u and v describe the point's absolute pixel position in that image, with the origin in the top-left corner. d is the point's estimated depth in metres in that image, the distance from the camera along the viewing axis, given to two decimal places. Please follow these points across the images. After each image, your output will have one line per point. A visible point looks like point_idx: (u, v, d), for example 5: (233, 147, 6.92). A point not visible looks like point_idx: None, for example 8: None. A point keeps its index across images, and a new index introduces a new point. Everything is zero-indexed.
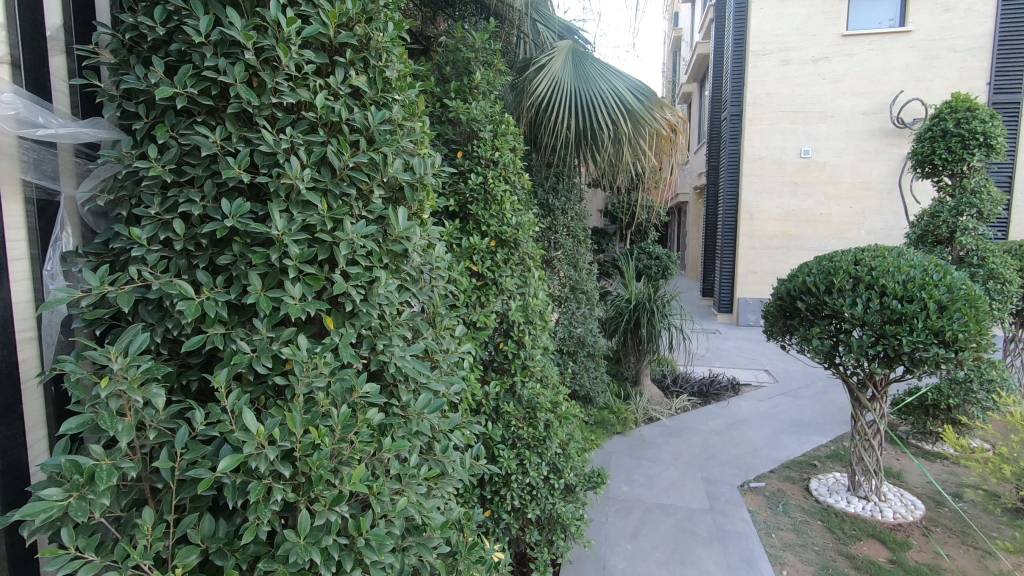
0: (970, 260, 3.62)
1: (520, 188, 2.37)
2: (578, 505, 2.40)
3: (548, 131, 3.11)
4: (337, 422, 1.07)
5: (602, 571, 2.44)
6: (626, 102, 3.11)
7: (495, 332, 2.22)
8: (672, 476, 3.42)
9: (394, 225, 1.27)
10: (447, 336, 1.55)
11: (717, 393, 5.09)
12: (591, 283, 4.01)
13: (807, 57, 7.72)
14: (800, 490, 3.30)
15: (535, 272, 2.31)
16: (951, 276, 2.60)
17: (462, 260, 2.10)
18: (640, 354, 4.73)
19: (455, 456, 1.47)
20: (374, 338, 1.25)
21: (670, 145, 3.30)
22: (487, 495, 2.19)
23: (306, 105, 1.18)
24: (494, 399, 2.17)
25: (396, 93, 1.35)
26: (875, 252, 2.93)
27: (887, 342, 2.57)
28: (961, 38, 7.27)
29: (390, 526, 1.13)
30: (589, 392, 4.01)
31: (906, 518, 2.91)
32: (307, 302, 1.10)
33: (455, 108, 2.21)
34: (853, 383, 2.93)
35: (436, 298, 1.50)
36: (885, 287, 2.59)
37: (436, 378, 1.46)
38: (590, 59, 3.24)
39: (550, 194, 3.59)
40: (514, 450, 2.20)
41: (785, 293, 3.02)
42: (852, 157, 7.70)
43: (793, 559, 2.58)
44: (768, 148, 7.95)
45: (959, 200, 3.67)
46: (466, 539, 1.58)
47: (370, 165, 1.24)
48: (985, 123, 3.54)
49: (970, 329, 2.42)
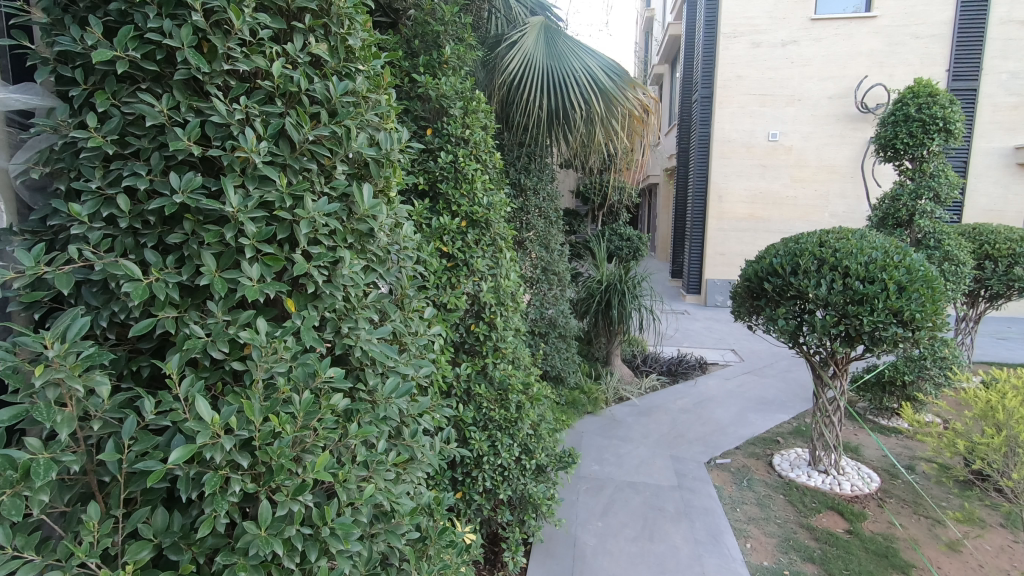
0: (927, 242, 3.73)
1: (491, 168, 2.32)
2: (549, 485, 2.41)
3: (521, 110, 3.05)
4: (299, 408, 1.03)
5: (574, 548, 2.46)
6: (599, 81, 3.07)
7: (466, 314, 2.19)
8: (641, 454, 3.48)
9: (359, 204, 1.22)
10: (415, 319, 1.51)
11: (685, 372, 5.19)
12: (563, 264, 3.99)
13: (776, 40, 7.78)
14: (764, 465, 3.39)
15: (507, 253, 2.26)
16: (910, 258, 2.67)
17: (432, 240, 2.05)
18: (611, 334, 4.76)
19: (425, 440, 1.44)
20: (339, 320, 1.20)
21: (642, 126, 3.28)
22: (459, 477, 2.17)
23: (263, 74, 1.11)
24: (465, 380, 2.15)
25: (360, 64, 1.29)
26: (839, 234, 2.98)
27: (848, 322, 2.63)
28: (924, 24, 7.42)
29: (357, 514, 1.11)
30: (560, 372, 4.02)
31: (863, 490, 3.03)
32: (265, 283, 1.04)
33: (424, 83, 2.13)
34: (815, 362, 3.00)
35: (405, 279, 1.45)
36: (848, 268, 2.65)
37: (405, 361, 1.42)
38: (562, 35, 3.17)
39: (522, 173, 3.54)
40: (486, 432, 2.19)
41: (752, 274, 3.06)
42: (818, 141, 7.84)
43: (756, 532, 2.65)
44: (737, 131, 8.03)
45: (918, 183, 3.76)
46: (436, 523, 1.56)
47: (332, 139, 1.18)
48: (945, 108, 3.62)
49: (927, 309, 2.50)
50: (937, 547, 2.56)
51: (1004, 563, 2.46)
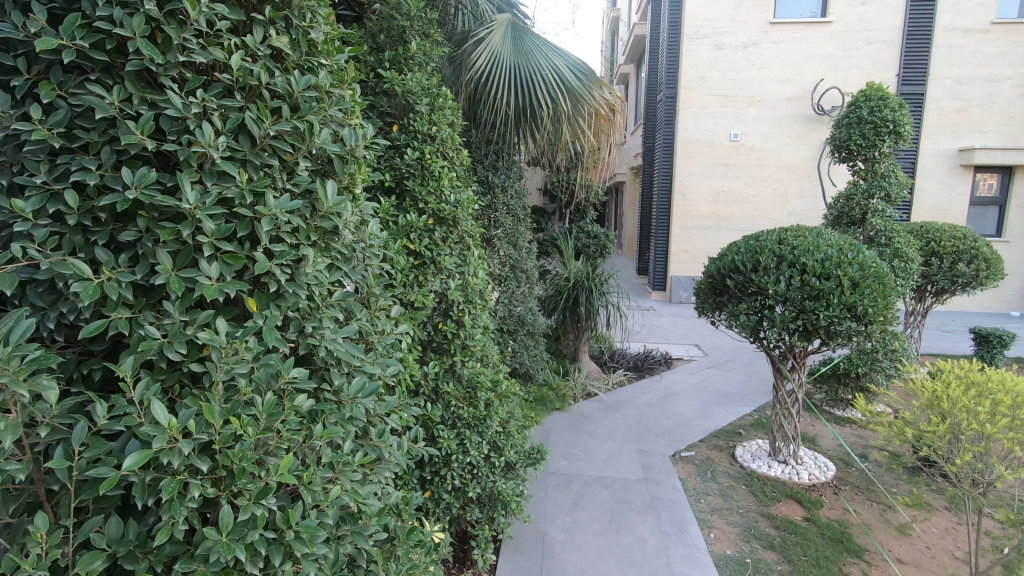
0: (879, 239, 3.89)
1: (458, 165, 2.31)
2: (518, 481, 2.42)
3: (488, 107, 3.05)
4: (261, 410, 1.01)
5: (543, 543, 2.48)
6: (566, 80, 3.08)
7: (433, 312, 2.17)
8: (609, 449, 3.52)
9: (323, 200, 1.20)
10: (382, 318, 1.49)
11: (651, 367, 5.28)
12: (530, 262, 4.01)
13: (737, 43, 7.98)
14: (727, 457, 3.48)
15: (475, 251, 2.26)
16: (863, 255, 2.78)
17: (399, 238, 2.02)
18: (579, 331, 4.81)
19: (392, 440, 1.43)
20: (303, 320, 1.18)
21: (608, 125, 3.31)
22: (427, 476, 2.16)
23: (221, 67, 1.08)
24: (433, 379, 2.14)
25: (323, 58, 1.27)
26: (797, 232, 3.08)
27: (806, 317, 2.72)
28: (876, 30, 7.71)
29: (323, 517, 1.09)
30: (529, 369, 4.03)
31: (820, 479, 3.14)
32: (225, 282, 1.02)
33: (389, 79, 2.10)
34: (775, 355, 3.10)
35: (371, 277, 1.43)
36: (805, 265, 2.74)
37: (371, 361, 1.40)
38: (529, 33, 3.17)
39: (489, 171, 3.54)
40: (454, 431, 2.18)
41: (715, 271, 3.13)
42: (777, 141, 8.08)
43: (720, 522, 2.72)
44: (700, 130, 8.21)
45: (871, 183, 3.91)
46: (404, 523, 1.55)
47: (295, 135, 1.16)
48: (895, 112, 3.79)
49: (878, 304, 2.61)
50: (888, 531, 2.68)
51: (948, 544, 2.60)
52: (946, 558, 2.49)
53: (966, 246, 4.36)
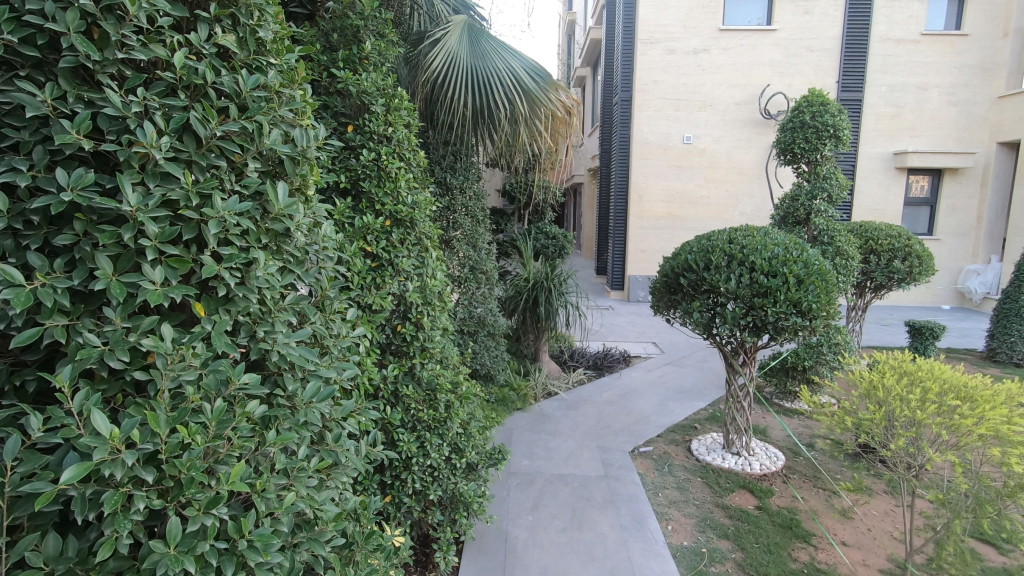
0: (822, 238, 4.07)
1: (416, 166, 2.29)
2: (480, 482, 2.42)
3: (445, 108, 3.05)
4: (211, 418, 0.99)
5: (505, 543, 2.49)
6: (523, 82, 3.10)
7: (392, 314, 2.15)
8: (569, 447, 3.57)
9: (273, 203, 1.18)
10: (337, 321, 1.47)
11: (610, 365, 5.37)
12: (490, 263, 4.01)
13: (689, 48, 8.23)
14: (683, 451, 3.57)
15: (433, 252, 2.25)
16: (806, 253, 2.92)
17: (355, 240, 1.99)
18: (539, 332, 4.85)
19: (349, 444, 1.42)
20: (254, 324, 1.15)
21: (565, 127, 3.35)
22: (387, 481, 2.15)
23: (163, 64, 1.04)
24: (392, 382, 2.12)
25: (272, 58, 1.24)
26: (746, 232, 3.20)
27: (755, 313, 2.83)
28: (818, 38, 8.07)
29: (277, 524, 1.07)
30: (490, 369, 4.03)
31: (770, 468, 3.27)
32: (171, 287, 0.99)
33: (343, 79, 2.07)
34: (728, 351, 3.21)
35: (326, 280, 1.41)
36: (753, 263, 2.85)
37: (326, 365, 1.38)
38: (486, 35, 3.18)
39: (448, 172, 3.53)
40: (414, 434, 2.17)
41: (669, 270, 3.22)
42: (727, 144, 8.37)
43: (677, 514, 2.80)
44: (655, 133, 8.41)
45: (813, 184, 4.10)
46: (363, 528, 1.53)
47: (243, 135, 1.13)
48: (834, 117, 4.00)
49: (821, 300, 2.74)
50: (832, 515, 2.82)
51: (887, 525, 2.76)
52: (885, 539, 2.64)
53: (900, 244, 4.63)
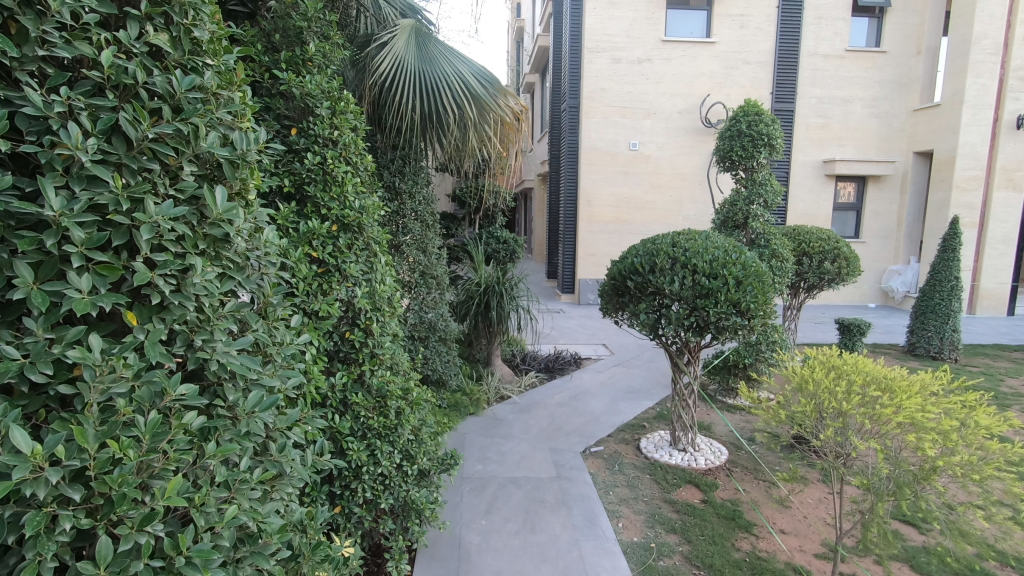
0: (758, 241, 4.27)
1: (363, 170, 2.26)
2: (432, 489, 2.41)
3: (393, 112, 3.04)
4: (144, 431, 0.94)
5: (459, 548, 2.49)
6: (471, 87, 3.11)
7: (340, 321, 2.11)
8: (522, 450, 3.59)
9: (211, 207, 1.15)
10: (280, 328, 1.43)
11: (562, 368, 5.45)
12: (441, 267, 4.00)
13: (634, 57, 8.48)
14: (632, 450, 3.67)
15: (382, 257, 2.23)
16: (744, 255, 3.06)
17: (299, 246, 1.95)
18: (491, 336, 4.86)
19: (295, 454, 1.38)
20: (191, 333, 1.11)
21: (514, 133, 3.39)
22: (336, 491, 2.11)
23: (89, 62, 1.00)
24: (341, 390, 2.09)
25: (209, 59, 1.20)
26: (688, 236, 3.32)
27: (698, 314, 2.95)
28: (753, 52, 8.50)
29: (217, 539, 1.04)
30: (442, 375, 4.00)
31: (714, 463, 3.41)
32: (100, 296, 0.94)
33: (286, 81, 2.02)
34: (673, 351, 3.31)
35: (268, 286, 1.37)
36: (696, 266, 2.97)
37: (269, 374, 1.35)
38: (433, 39, 3.17)
39: (396, 176, 3.51)
40: (364, 441, 2.14)
41: (617, 273, 3.30)
42: (671, 151, 8.67)
43: (627, 512, 2.87)
44: (602, 140, 8.61)
45: (750, 190, 4.31)
46: (310, 539, 1.50)
47: (177, 138, 1.09)
48: (768, 127, 4.23)
49: (758, 300, 2.89)
50: (771, 505, 2.97)
51: (821, 512, 2.92)
52: (820, 525, 2.80)
53: (830, 246, 4.92)
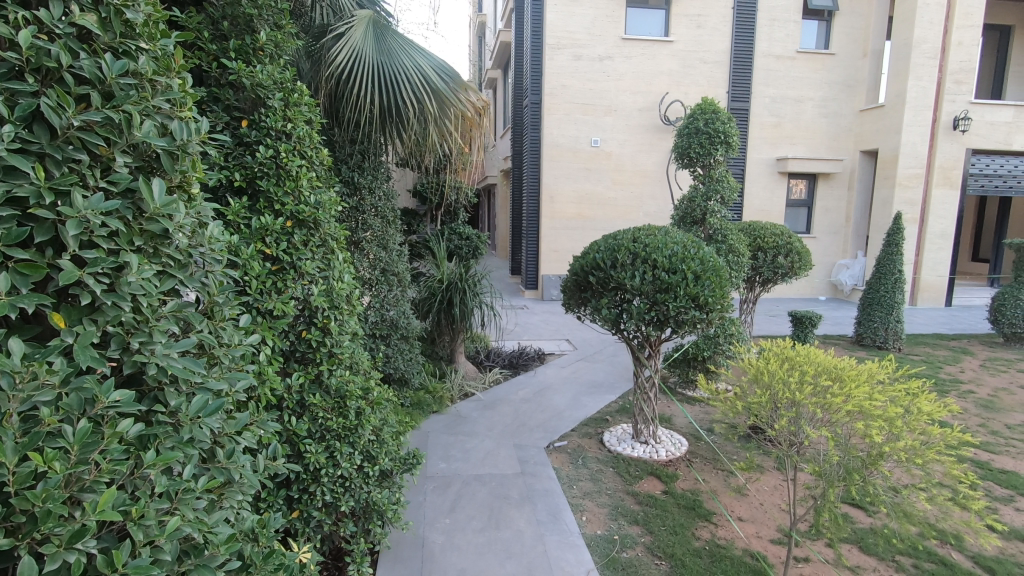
0: (715, 237, 4.35)
1: (318, 164, 2.18)
2: (394, 489, 2.36)
3: (350, 105, 2.96)
4: (73, 442, 0.88)
5: (422, 549, 2.45)
6: (431, 80, 3.05)
7: (296, 320, 2.04)
8: (486, 447, 3.57)
9: (149, 201, 1.08)
10: (228, 328, 1.37)
11: (525, 364, 5.45)
12: (402, 264, 3.92)
13: (594, 55, 8.55)
14: (595, 443, 3.70)
15: (339, 254, 2.16)
16: (702, 250, 3.12)
17: (251, 243, 1.87)
18: (454, 333, 4.81)
19: (245, 460, 1.33)
20: (127, 336, 1.04)
21: (475, 128, 3.33)
22: (294, 495, 2.04)
23: (6, 44, 0.93)
24: (297, 391, 2.02)
25: (144, 43, 1.12)
26: (648, 231, 3.36)
27: (658, 308, 2.98)
28: (710, 51, 8.69)
29: (158, 554, 0.98)
30: (403, 373, 3.95)
31: (675, 454, 3.47)
32: (20, 296, 0.87)
33: (236, 70, 1.91)
34: (634, 345, 3.35)
35: (214, 285, 1.29)
36: (656, 261, 3.01)
37: (216, 378, 1.28)
38: (392, 31, 3.09)
39: (355, 171, 3.43)
40: (322, 443, 2.08)
41: (579, 269, 3.31)
42: (632, 148, 8.78)
43: (591, 505, 2.90)
44: (564, 136, 8.65)
45: (708, 187, 4.40)
46: (262, 547, 1.44)
47: (107, 126, 1.02)
48: (724, 124, 4.33)
49: (715, 293, 2.95)
50: (729, 493, 3.04)
51: (776, 499, 3.01)
52: (775, 511, 2.89)
53: (783, 241, 5.08)
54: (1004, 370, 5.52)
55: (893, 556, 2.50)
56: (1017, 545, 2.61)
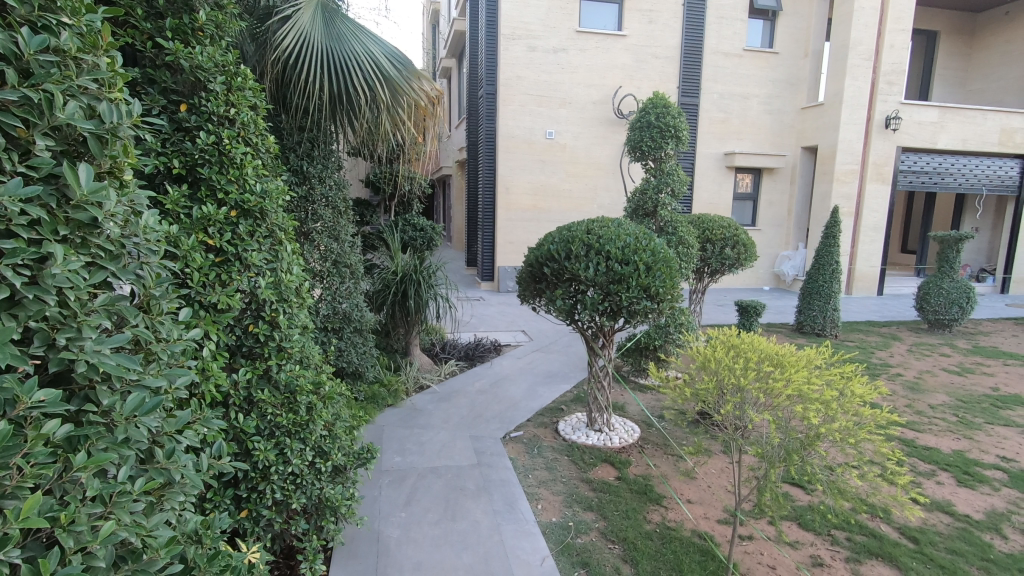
0: (667, 229, 4.43)
1: (264, 152, 2.10)
2: (348, 484, 2.31)
3: (298, 91, 2.87)
4: None
5: (377, 544, 2.42)
6: (383, 67, 2.97)
7: (242, 313, 1.97)
8: (442, 439, 3.55)
9: (75, 187, 1.01)
10: (167, 323, 1.29)
11: (481, 355, 5.45)
12: (355, 256, 3.83)
13: (549, 46, 8.56)
14: (551, 433, 3.75)
15: (288, 245, 2.09)
16: (654, 242, 3.19)
17: (192, 234, 1.77)
18: (409, 325, 4.75)
19: (187, 460, 1.27)
20: (52, 331, 0.97)
21: (430, 118, 3.28)
22: (242, 494, 1.97)
23: None
24: (244, 388, 1.95)
25: (66, 17, 1.05)
26: (603, 223, 3.40)
27: (612, 298, 3.04)
28: (661, 47, 8.85)
29: (91, 561, 0.93)
30: (357, 367, 3.88)
31: (628, 441, 3.56)
32: None
33: (173, 51, 1.80)
34: (589, 335, 3.40)
35: (150, 277, 1.23)
36: (609, 252, 3.05)
37: (153, 375, 1.22)
38: (342, 15, 2.99)
39: (304, 160, 3.32)
40: (272, 440, 2.02)
41: (534, 260, 3.33)
42: (586, 140, 8.88)
43: (546, 493, 2.94)
44: (519, 127, 8.64)
45: (659, 179, 4.48)
46: (205, 549, 1.39)
47: (25, 107, 0.96)
48: (675, 119, 4.43)
49: (665, 283, 3.04)
50: (679, 477, 3.15)
51: (722, 481, 3.14)
52: (721, 492, 3.02)
53: (730, 233, 5.25)
54: (929, 354, 5.92)
55: (828, 531, 2.65)
56: (937, 516, 2.81)
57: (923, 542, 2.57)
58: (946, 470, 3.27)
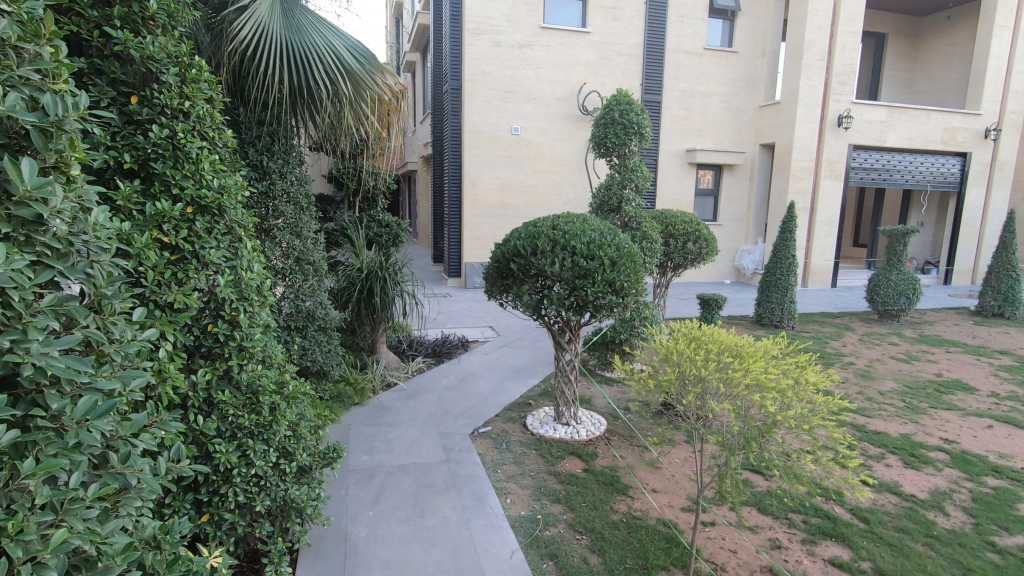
0: (631, 224, 4.50)
1: (221, 146, 2.04)
2: (313, 485, 2.28)
3: (257, 84, 2.80)
4: None
5: (344, 544, 2.39)
6: (344, 60, 2.92)
7: (201, 313, 1.91)
8: (409, 436, 3.53)
9: (17, 182, 0.98)
10: (120, 323, 1.25)
11: (448, 352, 5.44)
12: (318, 253, 3.76)
13: (514, 42, 8.56)
14: (519, 427, 3.77)
15: (247, 242, 2.04)
16: (619, 237, 3.23)
17: (146, 231, 1.71)
18: (375, 322, 4.70)
19: (144, 464, 1.23)
20: None
21: (393, 112, 3.24)
22: (203, 498, 1.92)
23: None
24: (204, 389, 1.89)
25: (5, 5, 1.00)
26: (568, 219, 3.43)
27: (577, 293, 3.08)
28: (624, 44, 8.96)
29: (41, 570, 0.90)
30: (322, 365, 3.82)
31: (594, 433, 3.61)
32: None
33: (122, 41, 1.72)
34: (555, 330, 3.45)
35: (101, 276, 1.17)
36: (574, 248, 3.08)
37: (105, 376, 1.18)
38: (301, 6, 2.93)
39: (264, 155, 3.24)
40: (233, 442, 1.98)
41: (500, 256, 3.34)
42: (551, 136, 8.93)
43: (515, 487, 2.96)
44: (484, 123, 8.62)
45: (623, 176, 4.54)
46: (165, 554, 1.35)
47: None
48: (638, 116, 4.50)
49: (629, 278, 3.09)
50: (644, 467, 3.22)
51: (685, 470, 3.23)
52: (684, 481, 3.10)
53: (692, 228, 5.37)
54: (878, 343, 6.20)
55: (785, 514, 2.76)
56: (886, 497, 2.96)
57: (872, 522, 2.70)
58: (894, 453, 3.44)
